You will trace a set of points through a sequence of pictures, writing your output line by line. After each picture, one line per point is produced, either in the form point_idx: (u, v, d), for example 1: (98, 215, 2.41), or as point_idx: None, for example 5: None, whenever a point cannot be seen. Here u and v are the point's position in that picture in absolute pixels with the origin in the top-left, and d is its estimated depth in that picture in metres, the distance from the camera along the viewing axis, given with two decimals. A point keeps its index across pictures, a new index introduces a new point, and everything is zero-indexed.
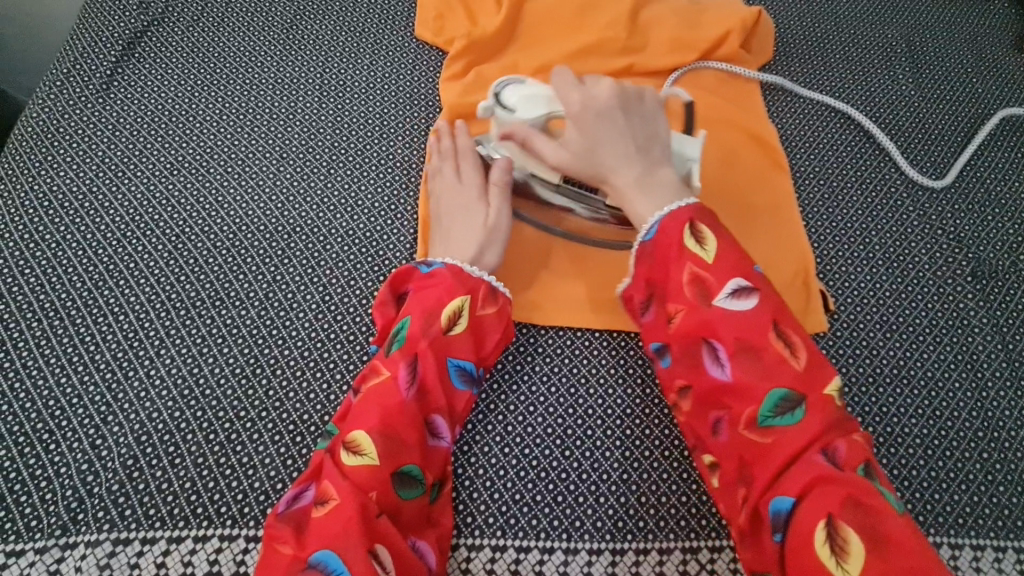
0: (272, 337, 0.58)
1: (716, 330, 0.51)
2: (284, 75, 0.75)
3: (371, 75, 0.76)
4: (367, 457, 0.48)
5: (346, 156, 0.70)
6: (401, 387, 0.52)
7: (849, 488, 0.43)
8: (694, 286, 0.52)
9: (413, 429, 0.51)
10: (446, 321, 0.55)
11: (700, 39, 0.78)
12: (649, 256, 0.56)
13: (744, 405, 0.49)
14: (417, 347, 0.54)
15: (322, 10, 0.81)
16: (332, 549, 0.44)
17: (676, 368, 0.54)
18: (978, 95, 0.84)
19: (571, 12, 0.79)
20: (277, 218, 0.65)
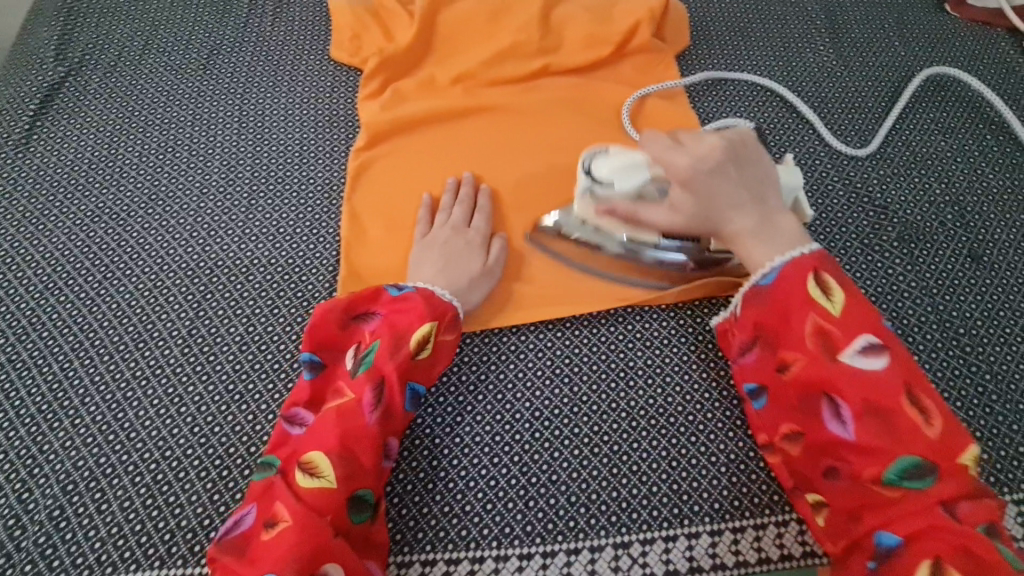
0: (197, 374, 0.58)
1: (840, 387, 0.49)
2: (204, 111, 0.76)
3: (290, 102, 0.77)
4: (322, 481, 0.49)
5: (267, 185, 0.70)
6: (363, 412, 0.52)
7: (967, 544, 0.43)
8: (816, 339, 0.51)
9: (371, 455, 0.51)
10: (414, 345, 0.55)
11: (613, 32, 0.78)
12: (754, 301, 0.55)
13: (870, 462, 0.48)
14: (384, 371, 0.54)
15: (239, 43, 0.81)
16: (274, 573, 0.44)
17: (786, 416, 0.53)
18: (900, 58, 0.84)
19: (483, 19, 0.79)
20: (200, 255, 0.65)
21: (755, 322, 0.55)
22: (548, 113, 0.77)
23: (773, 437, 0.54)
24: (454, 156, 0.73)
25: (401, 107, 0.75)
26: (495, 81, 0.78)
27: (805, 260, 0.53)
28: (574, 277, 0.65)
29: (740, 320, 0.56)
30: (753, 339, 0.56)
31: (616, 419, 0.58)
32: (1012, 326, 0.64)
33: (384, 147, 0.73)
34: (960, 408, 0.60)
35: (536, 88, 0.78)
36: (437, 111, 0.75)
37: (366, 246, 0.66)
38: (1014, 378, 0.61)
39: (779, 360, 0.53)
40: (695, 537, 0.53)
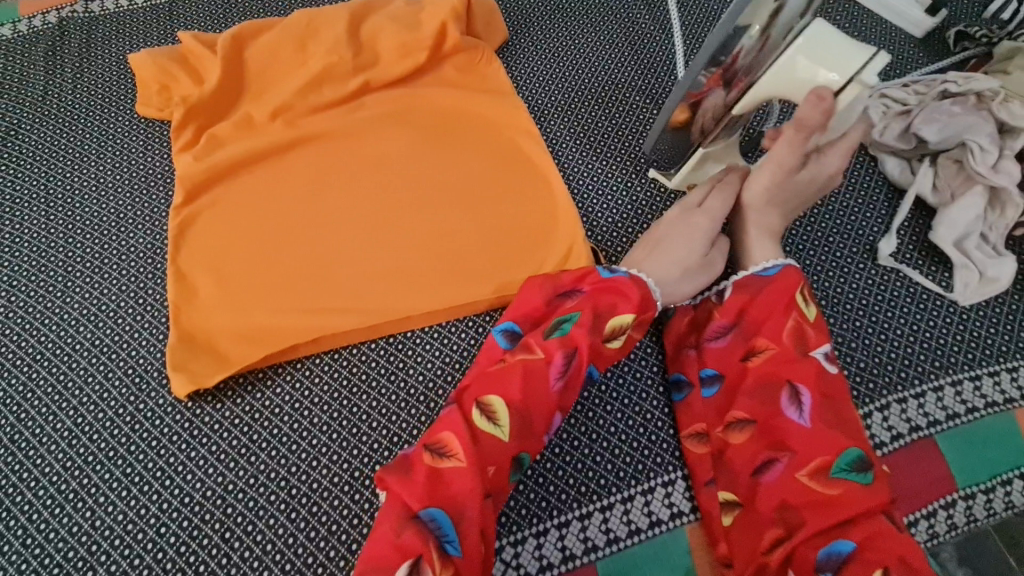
0: (23, 482, 0.55)
1: (806, 376, 0.52)
2: (4, 196, 0.70)
3: (101, 169, 0.72)
4: (497, 428, 0.51)
5: (82, 262, 0.66)
6: (551, 380, 0.53)
7: (900, 552, 0.44)
8: (792, 335, 0.54)
9: (544, 420, 0.53)
10: (611, 330, 0.56)
11: (424, 37, 0.77)
12: (744, 292, 0.59)
13: (817, 452, 0.50)
14: (579, 343, 0.54)
15: (35, 118, 0.76)
16: (439, 507, 0.46)
17: (739, 400, 0.55)
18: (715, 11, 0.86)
19: (291, 48, 0.77)
20: (14, 353, 0.61)
21: (740, 308, 0.58)
22: (376, 130, 0.76)
23: (722, 419, 0.56)
24: (282, 191, 0.71)
25: (219, 152, 0.72)
26: (316, 107, 0.76)
27: (788, 273, 0.58)
28: (409, 279, 0.66)
29: (725, 305, 0.60)
30: (731, 324, 0.59)
31: None
32: (842, 250, 0.67)
33: (206, 197, 0.70)
34: None
35: (360, 108, 0.77)
36: (258, 150, 0.72)
37: (181, 305, 0.62)
38: (848, 299, 0.64)
39: (749, 346, 0.56)
40: (565, 526, 0.58)
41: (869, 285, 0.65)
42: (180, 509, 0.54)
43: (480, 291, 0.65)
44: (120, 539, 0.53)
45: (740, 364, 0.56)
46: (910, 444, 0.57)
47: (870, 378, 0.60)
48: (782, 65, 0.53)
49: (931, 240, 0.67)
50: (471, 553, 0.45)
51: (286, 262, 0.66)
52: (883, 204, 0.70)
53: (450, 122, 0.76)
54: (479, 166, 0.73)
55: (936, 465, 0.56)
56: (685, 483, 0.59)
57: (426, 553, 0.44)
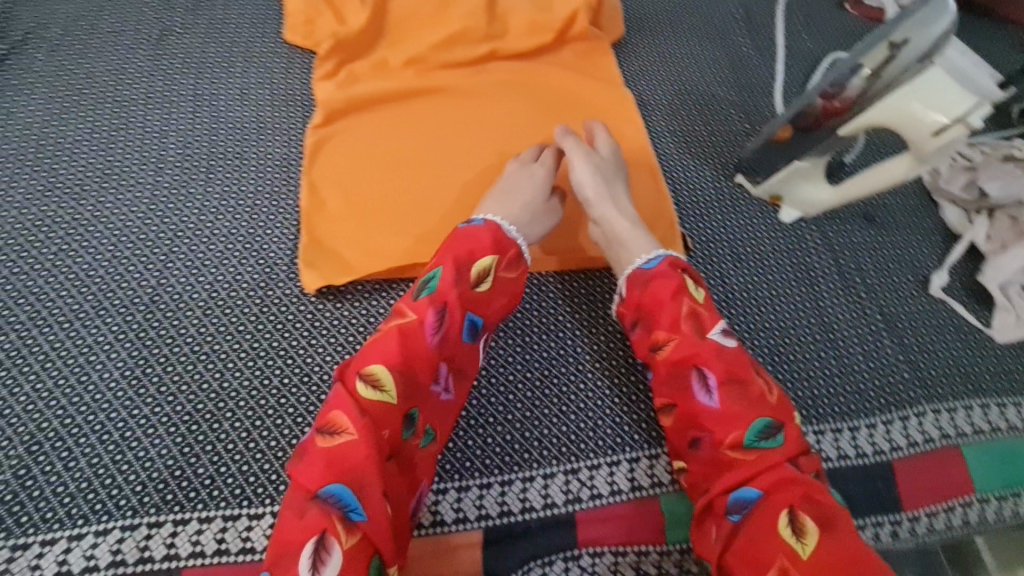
0: (162, 337, 0.61)
1: (708, 357, 0.54)
2: (156, 89, 0.77)
3: (246, 81, 0.79)
4: (384, 394, 0.50)
5: (224, 158, 0.72)
6: (427, 332, 0.53)
7: (809, 492, 0.47)
8: (688, 319, 0.56)
9: (428, 373, 0.53)
10: (476, 276, 0.58)
11: (553, 20, 0.84)
12: (636, 284, 0.60)
13: (729, 427, 0.51)
14: (447, 296, 0.56)
15: (187, 25, 0.82)
16: (344, 484, 0.45)
17: (659, 390, 0.57)
18: (809, 49, 0.94)
19: (432, 6, 0.84)
20: (158, 225, 0.67)
21: (637, 303, 0.60)
22: (499, 92, 0.81)
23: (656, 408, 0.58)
24: (409, 131, 0.77)
25: (357, 86, 0.79)
26: (447, 63, 0.82)
27: (665, 266, 0.60)
28: None
29: (625, 302, 0.61)
30: (636, 319, 0.60)
31: (563, 364, 0.65)
32: (898, 275, 0.75)
33: (341, 124, 0.76)
34: (857, 345, 0.70)
35: (486, 71, 0.83)
36: (391, 91, 0.79)
37: (313, 212, 0.69)
38: (899, 317, 0.71)
39: (655, 341, 0.57)
40: (636, 462, 0.60)
41: (918, 309, 0.72)
42: (300, 385, 0.60)
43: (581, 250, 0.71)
44: (244, 401, 0.59)
45: (653, 355, 0.57)
46: (939, 448, 0.64)
47: (912, 387, 0.67)
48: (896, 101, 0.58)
49: (977, 281, 0.74)
50: (378, 515, 0.45)
51: (408, 192, 0.72)
52: (939, 244, 0.77)
53: (566, 98, 0.82)
54: (585, 140, 0.79)
55: (959, 469, 0.64)
56: None
57: (332, 527, 0.43)
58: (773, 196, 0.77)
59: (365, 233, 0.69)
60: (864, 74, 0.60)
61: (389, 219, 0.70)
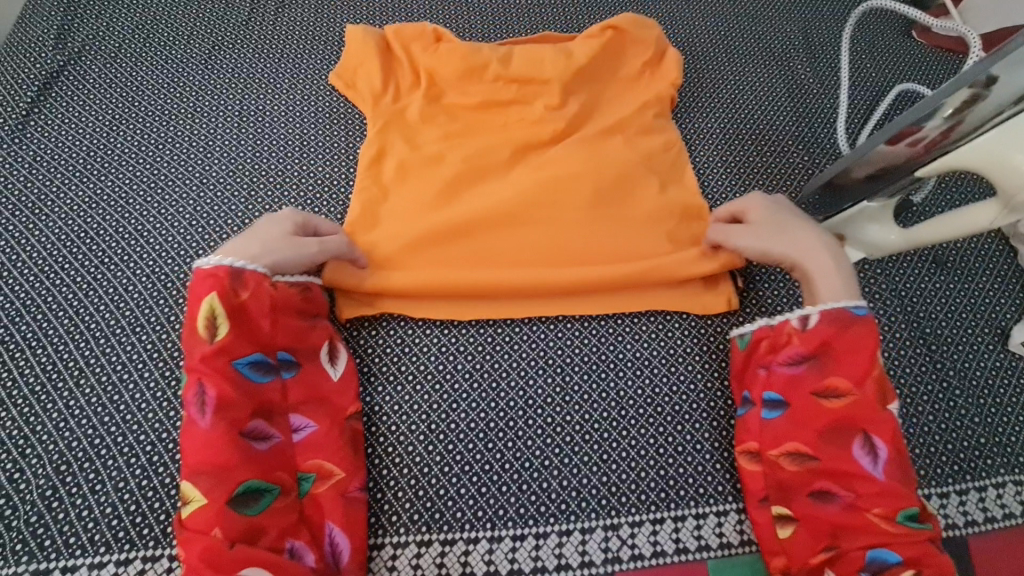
0: None
1: (883, 428, 0.52)
2: (204, 103, 0.77)
3: (292, 98, 0.79)
4: (194, 502, 0.50)
5: (266, 178, 0.72)
6: (195, 424, 0.51)
7: (941, 570, 0.49)
8: (876, 385, 0.53)
9: (229, 448, 0.51)
10: (205, 333, 0.53)
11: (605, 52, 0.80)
12: (831, 323, 0.55)
13: (883, 500, 0.51)
14: (197, 369, 0.53)
15: (239, 39, 0.83)
16: None
17: (806, 436, 0.54)
18: (875, 79, 0.89)
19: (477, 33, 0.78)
20: (198, 243, 0.67)
21: (823, 342, 0.55)
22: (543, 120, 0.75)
23: (779, 448, 0.55)
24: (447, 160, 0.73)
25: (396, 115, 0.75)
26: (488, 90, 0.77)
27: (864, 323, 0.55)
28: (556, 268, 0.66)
29: (806, 334, 0.56)
30: (807, 353, 0.56)
31: (605, 408, 0.62)
32: (976, 327, 0.68)
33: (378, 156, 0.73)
34: (928, 403, 0.64)
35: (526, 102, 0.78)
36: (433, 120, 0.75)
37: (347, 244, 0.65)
38: (976, 376, 0.65)
39: (825, 385, 0.54)
40: (681, 520, 0.57)
41: (995, 366, 0.66)
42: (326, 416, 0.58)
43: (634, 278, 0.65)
44: None
45: (815, 399, 0.54)
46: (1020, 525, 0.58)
47: (987, 454, 0.61)
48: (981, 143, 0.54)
49: None
50: None
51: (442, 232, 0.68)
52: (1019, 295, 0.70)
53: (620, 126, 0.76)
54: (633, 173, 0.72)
55: None
56: None
57: None
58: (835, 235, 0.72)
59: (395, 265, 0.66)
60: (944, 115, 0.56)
61: (420, 256, 0.67)
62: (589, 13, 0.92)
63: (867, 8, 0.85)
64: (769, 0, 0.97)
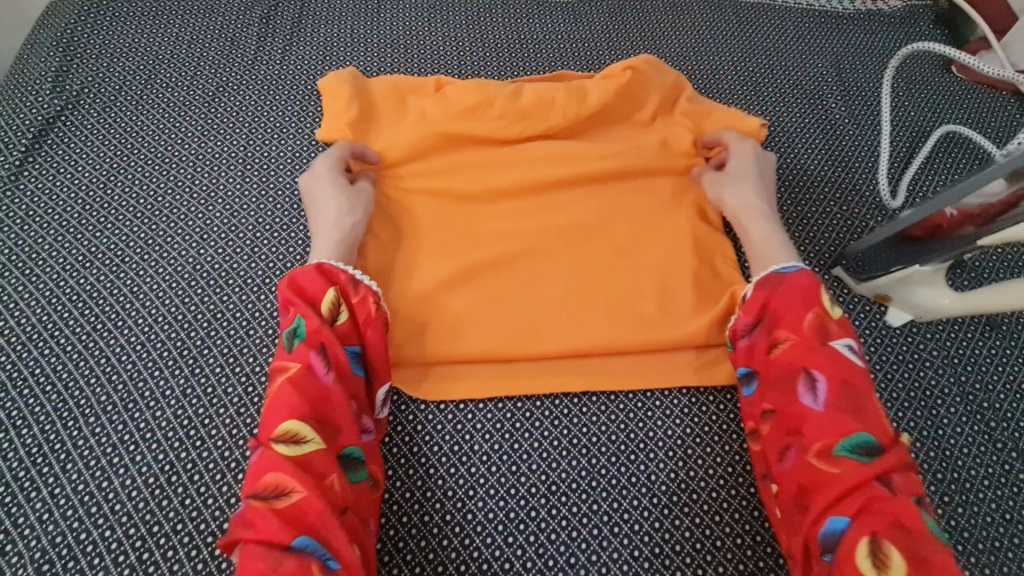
0: (190, 439, 0.56)
1: (822, 364, 0.52)
2: (205, 150, 0.73)
3: (298, 143, 0.75)
4: (310, 444, 0.50)
5: (269, 232, 0.68)
6: (317, 375, 0.53)
7: (899, 517, 0.45)
8: (809, 326, 0.54)
9: (346, 412, 0.53)
10: (331, 308, 0.57)
11: (616, 106, 0.76)
12: (764, 287, 0.59)
13: (823, 435, 0.50)
14: (322, 335, 0.55)
15: (243, 82, 0.79)
16: (309, 536, 0.46)
17: (766, 391, 0.55)
18: (914, 118, 0.84)
19: (479, 87, 0.74)
20: (197, 305, 0.63)
21: (761, 304, 0.58)
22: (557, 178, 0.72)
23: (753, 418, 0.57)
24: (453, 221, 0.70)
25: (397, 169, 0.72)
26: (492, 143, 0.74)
27: (800, 275, 0.58)
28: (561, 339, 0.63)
29: (747, 302, 0.60)
30: (755, 320, 0.58)
31: (633, 496, 0.57)
32: None
33: (383, 217, 0.69)
34: (990, 490, 0.58)
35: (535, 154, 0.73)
36: (437, 172, 0.71)
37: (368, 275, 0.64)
38: None
39: (771, 339, 0.56)
40: None
41: None
42: None
43: (670, 343, 0.63)
44: None
45: (763, 356, 0.56)
46: None
47: None
48: None
49: None
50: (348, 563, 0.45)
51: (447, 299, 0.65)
52: None
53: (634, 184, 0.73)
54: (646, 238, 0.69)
55: None
56: None
57: None
58: (882, 294, 0.66)
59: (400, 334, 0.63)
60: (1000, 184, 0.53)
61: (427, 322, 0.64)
62: (609, 52, 0.88)
63: (914, 47, 0.79)
64: (797, 35, 0.92)
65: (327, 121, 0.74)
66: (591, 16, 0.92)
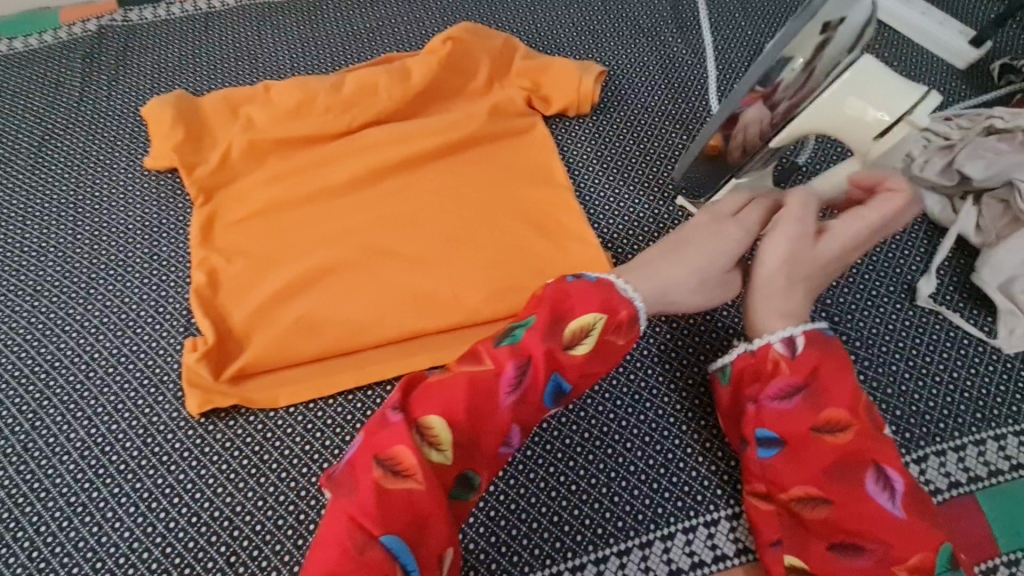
0: (34, 492, 0.56)
1: (890, 458, 0.49)
2: (35, 202, 0.72)
3: (128, 177, 0.73)
4: (441, 455, 0.47)
5: (104, 272, 0.66)
6: (506, 395, 0.50)
7: None
8: (868, 411, 0.51)
9: (496, 442, 0.50)
10: (573, 335, 0.52)
11: (447, 80, 0.76)
12: (816, 346, 0.52)
13: (910, 546, 0.48)
14: (534, 351, 0.51)
15: (71, 126, 0.78)
16: (401, 535, 0.44)
17: (810, 474, 0.51)
18: (750, 40, 0.85)
19: (304, 86, 0.73)
20: (34, 359, 0.62)
21: (812, 367, 0.51)
22: (393, 165, 0.72)
23: (788, 493, 0.52)
24: (293, 226, 0.69)
25: (232, 184, 0.71)
26: (327, 141, 0.73)
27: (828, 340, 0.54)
28: (406, 321, 0.64)
29: (795, 360, 0.52)
30: (801, 383, 0.52)
31: None
32: (881, 288, 0.64)
33: (220, 236, 0.68)
34: None
35: (369, 142, 0.73)
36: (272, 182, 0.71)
37: (203, 296, 0.63)
38: (886, 342, 0.61)
39: (821, 415, 0.51)
40: (579, 570, 0.55)
41: (906, 327, 0.62)
42: (188, 528, 0.55)
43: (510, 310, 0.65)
44: (126, 557, 0.54)
45: (808, 433, 0.51)
46: (946, 500, 0.55)
47: (904, 427, 0.57)
48: (826, 101, 0.49)
49: (974, 282, 0.63)
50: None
51: (288, 303, 0.64)
52: (922, 240, 0.67)
53: (471, 156, 0.73)
54: (484, 209, 0.70)
55: (974, 522, 0.54)
56: (731, 524, 0.56)
57: None
58: None
59: (239, 345, 0.61)
60: (796, 67, 0.47)
61: (267, 327, 0.62)
62: (444, 26, 0.88)
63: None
64: None
65: (156, 150, 0.72)
66: None
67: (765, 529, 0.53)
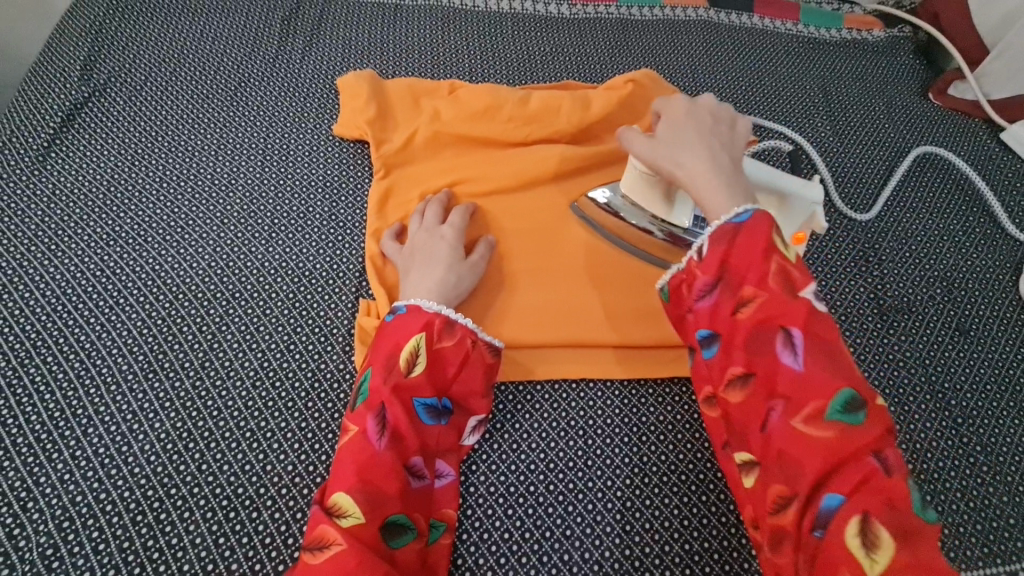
0: (207, 409, 0.58)
1: (795, 321, 0.49)
2: (228, 141, 0.77)
3: (315, 139, 0.78)
4: (353, 518, 0.49)
5: (287, 220, 0.71)
6: (372, 441, 0.53)
7: (892, 496, 0.44)
8: (777, 278, 0.50)
9: (395, 480, 0.52)
10: (405, 364, 0.56)
11: (619, 119, 0.81)
12: (720, 240, 0.53)
13: (813, 399, 0.47)
14: (379, 395, 0.55)
15: (265, 78, 0.83)
16: None
17: (734, 356, 0.51)
18: (893, 140, 0.90)
19: (492, 94, 0.78)
20: (216, 285, 0.65)
21: (720, 260, 0.53)
22: (561, 182, 0.76)
23: (718, 387, 0.53)
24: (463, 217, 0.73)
25: (410, 167, 0.75)
26: (503, 146, 0.77)
27: (756, 218, 0.52)
28: (564, 328, 0.66)
29: (704, 261, 0.54)
30: (713, 279, 0.53)
31: (627, 476, 0.60)
32: (999, 401, 0.68)
33: (394, 212, 0.72)
34: (953, 479, 0.63)
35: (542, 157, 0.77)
36: (446, 170, 0.75)
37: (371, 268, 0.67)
38: (1003, 452, 0.65)
39: (737, 299, 0.52)
40: None
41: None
42: None
43: (663, 339, 0.66)
44: (288, 489, 0.55)
45: (729, 317, 0.52)
46: None
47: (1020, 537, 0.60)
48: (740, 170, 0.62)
49: None
50: None
51: None
52: None
53: None
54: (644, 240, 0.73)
55: None
56: None
57: None
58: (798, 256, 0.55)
59: None
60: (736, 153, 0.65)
61: None
62: (611, 65, 0.94)
63: (869, 98, 0.95)
64: (787, 58, 0.99)
65: (347, 122, 0.78)
66: (596, 32, 0.97)
67: (721, 431, 0.55)
